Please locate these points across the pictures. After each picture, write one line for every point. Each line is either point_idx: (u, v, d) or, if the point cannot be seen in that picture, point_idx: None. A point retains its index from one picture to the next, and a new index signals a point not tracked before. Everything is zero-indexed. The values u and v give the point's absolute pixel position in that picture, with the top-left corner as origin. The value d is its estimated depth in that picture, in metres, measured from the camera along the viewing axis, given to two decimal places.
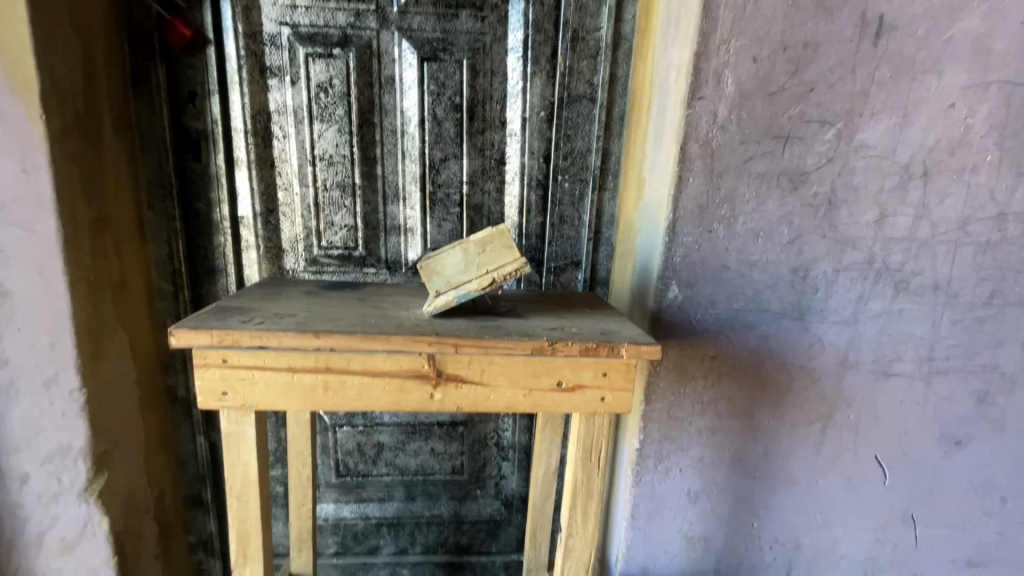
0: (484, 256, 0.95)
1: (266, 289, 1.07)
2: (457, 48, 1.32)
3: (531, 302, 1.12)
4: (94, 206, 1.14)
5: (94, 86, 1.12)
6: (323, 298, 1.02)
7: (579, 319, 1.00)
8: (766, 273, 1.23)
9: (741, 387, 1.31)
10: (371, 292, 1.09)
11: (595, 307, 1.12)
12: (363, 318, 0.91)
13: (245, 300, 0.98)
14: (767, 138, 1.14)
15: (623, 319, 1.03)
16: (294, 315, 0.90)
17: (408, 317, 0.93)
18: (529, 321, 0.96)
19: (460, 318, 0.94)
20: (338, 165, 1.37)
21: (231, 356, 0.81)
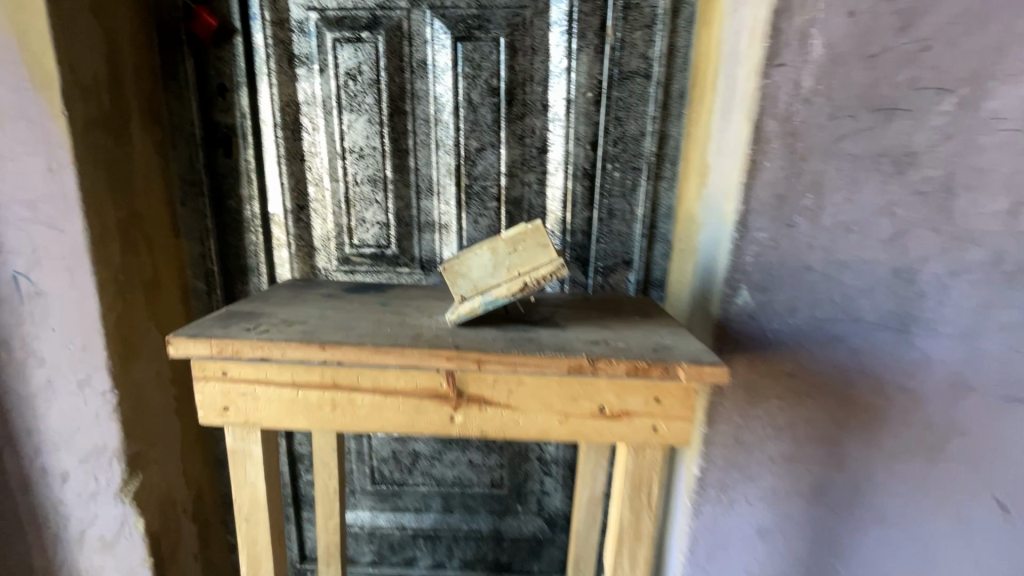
0: (516, 256, 0.82)
1: (285, 292, 0.99)
2: (494, 25, 1.20)
3: (573, 308, 0.98)
4: (123, 204, 1.12)
5: (120, 81, 1.09)
6: (341, 303, 0.93)
7: (628, 331, 0.85)
8: (859, 276, 1.02)
9: (825, 410, 1.11)
10: (394, 296, 0.99)
11: (648, 315, 0.96)
12: (379, 327, 0.80)
13: (259, 304, 0.91)
14: (864, 112, 0.94)
15: (681, 331, 0.87)
16: (304, 323, 0.81)
17: (429, 327, 0.82)
18: (568, 332, 0.83)
19: (488, 328, 0.82)
20: (369, 158, 1.29)
21: (232, 368, 0.73)
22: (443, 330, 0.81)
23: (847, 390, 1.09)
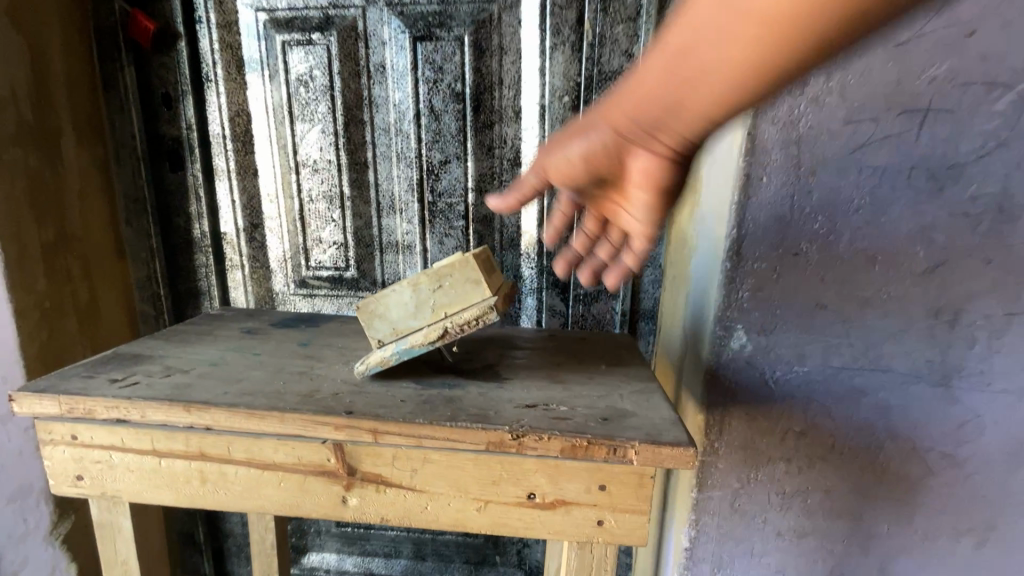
0: (439, 296, 0.67)
1: (197, 328, 0.87)
2: (457, 22, 1.06)
3: (526, 352, 0.83)
4: (50, 224, 1.03)
5: (47, 91, 1.01)
6: (251, 343, 0.80)
7: (580, 388, 0.69)
8: (887, 316, 0.83)
9: (844, 476, 0.91)
10: (319, 334, 0.86)
11: (615, 363, 0.79)
12: (273, 379, 0.67)
13: (154, 345, 0.78)
14: (890, 115, 0.75)
15: (649, 389, 0.70)
16: (187, 372, 0.68)
17: (334, 380, 0.68)
18: (502, 390, 0.67)
19: (404, 384, 0.67)
20: (324, 172, 1.16)
21: (83, 432, 0.61)
22: (349, 384, 0.67)
23: (871, 453, 0.90)
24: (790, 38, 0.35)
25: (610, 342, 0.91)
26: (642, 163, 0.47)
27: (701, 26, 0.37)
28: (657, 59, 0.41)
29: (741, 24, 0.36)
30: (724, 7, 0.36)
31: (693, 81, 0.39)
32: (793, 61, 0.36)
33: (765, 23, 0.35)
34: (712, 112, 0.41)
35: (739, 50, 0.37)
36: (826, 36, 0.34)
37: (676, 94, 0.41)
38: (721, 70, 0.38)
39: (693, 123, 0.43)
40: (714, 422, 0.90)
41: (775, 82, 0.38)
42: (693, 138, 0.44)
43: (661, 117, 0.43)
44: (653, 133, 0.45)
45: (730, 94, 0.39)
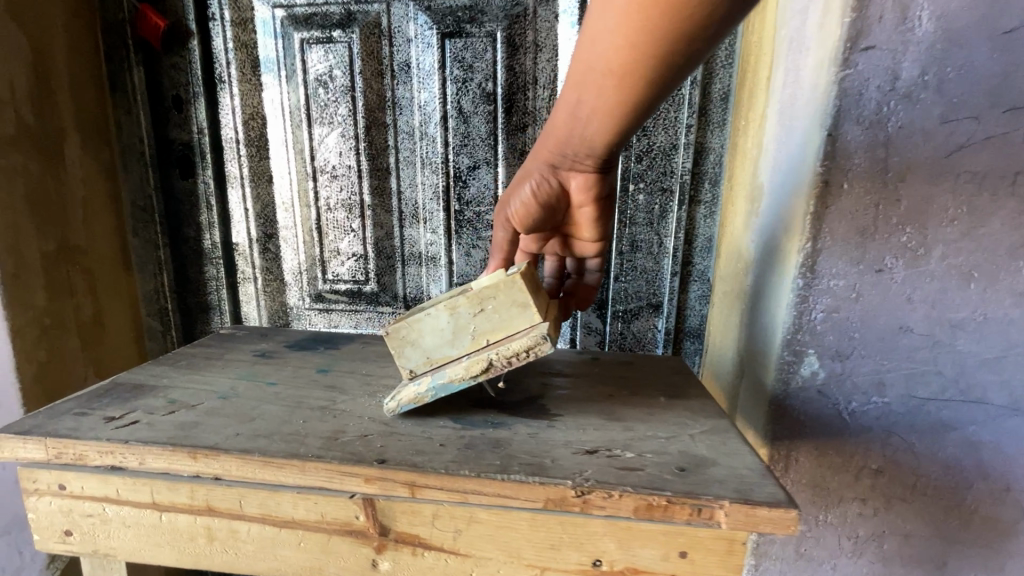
0: (481, 321, 0.58)
1: (206, 351, 0.80)
2: (489, 17, 0.97)
3: (570, 381, 0.74)
4: (50, 234, 0.96)
5: (51, 93, 0.95)
6: (265, 371, 0.73)
7: (642, 427, 0.60)
8: (982, 341, 0.73)
9: (927, 519, 0.80)
10: (338, 360, 0.77)
11: (673, 395, 0.70)
12: (290, 416, 0.59)
13: (159, 373, 0.71)
14: (995, 112, 0.66)
15: (721, 429, 0.60)
16: (193, 408, 0.61)
17: (361, 417, 0.60)
18: (553, 431, 0.58)
19: (440, 423, 0.59)
20: (343, 179, 1.08)
21: (72, 483, 0.56)
22: (378, 423, 0.58)
23: (959, 496, 0.79)
24: (665, 54, 0.51)
25: (661, 367, 0.81)
26: (579, 181, 0.72)
27: (597, 69, 0.54)
28: (564, 105, 0.61)
29: (629, 48, 0.51)
30: (608, 54, 0.52)
31: (595, 109, 0.59)
32: (672, 72, 0.53)
33: (651, 50, 0.51)
34: (625, 116, 0.59)
35: (635, 62, 0.52)
36: (687, 38, 0.50)
37: (588, 127, 0.62)
38: (632, 85, 0.54)
39: (610, 134, 0.62)
40: (779, 457, 0.80)
41: (665, 93, 0.56)
42: (614, 149, 0.66)
43: (579, 140, 0.64)
44: (576, 162, 0.69)
45: (642, 96, 0.56)
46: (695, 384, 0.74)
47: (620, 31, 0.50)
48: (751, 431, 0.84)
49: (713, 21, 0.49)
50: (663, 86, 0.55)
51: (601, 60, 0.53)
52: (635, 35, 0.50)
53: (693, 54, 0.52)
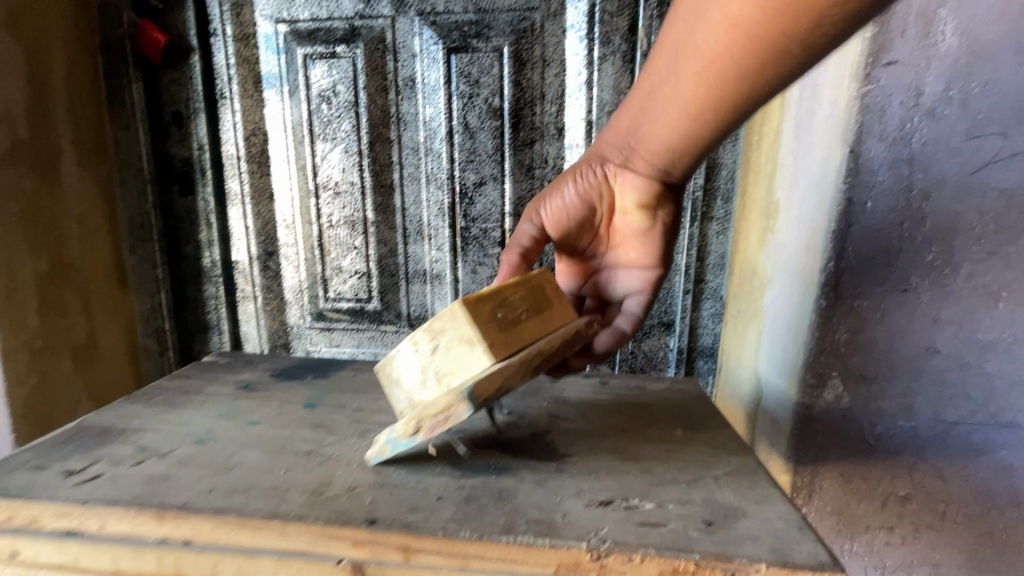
0: (437, 360, 0.55)
1: (185, 385, 0.77)
2: (495, 32, 0.96)
3: (579, 410, 0.71)
4: (44, 254, 0.93)
5: (48, 110, 0.93)
6: (247, 408, 0.70)
7: (660, 469, 0.57)
8: (1012, 364, 0.70)
9: (958, 548, 0.76)
10: (327, 393, 0.75)
11: (691, 425, 0.67)
12: (267, 465, 0.57)
13: (130, 414, 0.69)
14: (1020, 129, 0.64)
15: (748, 468, 0.57)
16: (165, 455, 0.59)
17: (349, 465, 0.57)
18: (563, 476, 0.55)
19: (438, 469, 0.56)
20: (346, 196, 1.06)
21: (24, 549, 0.50)
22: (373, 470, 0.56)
23: (991, 523, 0.75)
24: (743, 57, 0.53)
25: (672, 391, 0.77)
26: (628, 185, 0.72)
27: (677, 57, 0.57)
28: (640, 95, 0.65)
29: (708, 44, 0.54)
30: (691, 45, 0.55)
31: (667, 100, 0.61)
32: (748, 77, 0.54)
33: (731, 47, 0.53)
34: (693, 114, 0.60)
35: (713, 56, 0.54)
36: (769, 46, 0.51)
37: (656, 120, 0.64)
38: (705, 78, 0.56)
39: (674, 133, 0.63)
40: (802, 484, 0.77)
41: (737, 102, 0.57)
42: (676, 156, 0.67)
43: (644, 132, 0.66)
44: (634, 158, 0.70)
45: (713, 93, 0.57)
46: (712, 410, 0.71)
47: (706, 26, 0.53)
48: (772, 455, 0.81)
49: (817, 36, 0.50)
50: (736, 90, 0.56)
51: (685, 47, 0.56)
52: (717, 31, 0.52)
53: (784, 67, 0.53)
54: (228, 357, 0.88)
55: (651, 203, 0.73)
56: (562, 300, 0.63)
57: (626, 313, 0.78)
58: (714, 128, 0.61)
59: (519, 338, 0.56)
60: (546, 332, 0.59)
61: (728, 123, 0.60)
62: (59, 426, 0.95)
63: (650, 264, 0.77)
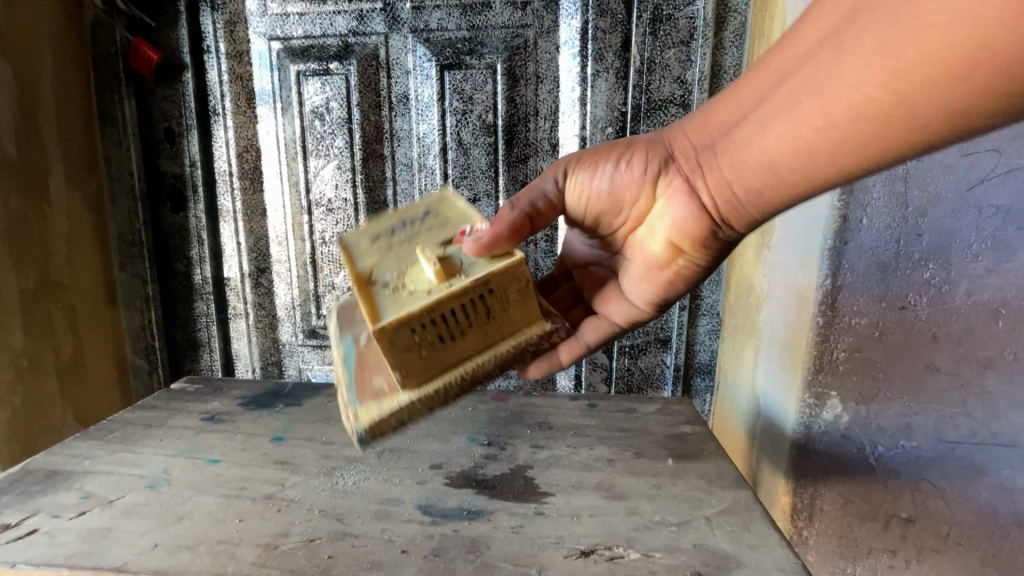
0: None
1: (148, 417, 0.76)
2: (489, 49, 0.96)
3: (568, 436, 0.69)
4: (31, 273, 0.92)
5: (36, 129, 0.92)
6: (210, 444, 0.69)
7: (647, 509, 0.56)
8: (1011, 383, 0.69)
9: (961, 570, 0.75)
10: (296, 423, 0.73)
11: (683, 451, 0.66)
12: (213, 515, 0.56)
13: (83, 454, 0.67)
14: (1016, 145, 0.63)
15: (743, 505, 0.56)
16: (111, 504, 0.58)
17: (310, 512, 0.56)
18: (540, 521, 0.54)
19: (407, 515, 0.55)
20: (339, 212, 1.05)
21: None
22: (335, 520, 0.54)
23: (995, 546, 0.74)
24: (900, 84, 0.35)
25: (664, 412, 0.75)
26: (673, 208, 0.55)
27: (820, 46, 0.40)
28: (752, 85, 0.47)
29: (867, 44, 0.36)
30: (847, 38, 0.37)
31: (777, 106, 0.44)
32: (890, 118, 0.37)
33: (892, 66, 0.35)
34: (798, 139, 0.43)
35: (862, 68, 0.37)
36: (948, 80, 0.33)
37: (750, 130, 0.47)
38: (836, 95, 0.39)
39: (766, 157, 0.46)
40: (802, 506, 0.76)
41: (862, 148, 0.40)
42: (758, 195, 0.49)
43: (732, 145, 0.49)
44: (704, 175, 0.52)
45: (836, 124, 0.40)
46: (705, 434, 0.69)
47: (876, 20, 0.35)
48: (771, 475, 0.80)
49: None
50: (868, 132, 0.38)
51: (836, 41, 0.38)
52: (887, 34, 0.35)
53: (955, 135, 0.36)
54: (196, 383, 0.86)
55: (688, 246, 0.57)
56: (528, 302, 0.54)
57: (583, 336, 0.66)
58: (816, 172, 0.44)
59: (439, 376, 0.52)
60: (484, 358, 0.53)
61: (837, 174, 0.43)
62: (44, 448, 0.93)
63: (631, 309, 0.64)
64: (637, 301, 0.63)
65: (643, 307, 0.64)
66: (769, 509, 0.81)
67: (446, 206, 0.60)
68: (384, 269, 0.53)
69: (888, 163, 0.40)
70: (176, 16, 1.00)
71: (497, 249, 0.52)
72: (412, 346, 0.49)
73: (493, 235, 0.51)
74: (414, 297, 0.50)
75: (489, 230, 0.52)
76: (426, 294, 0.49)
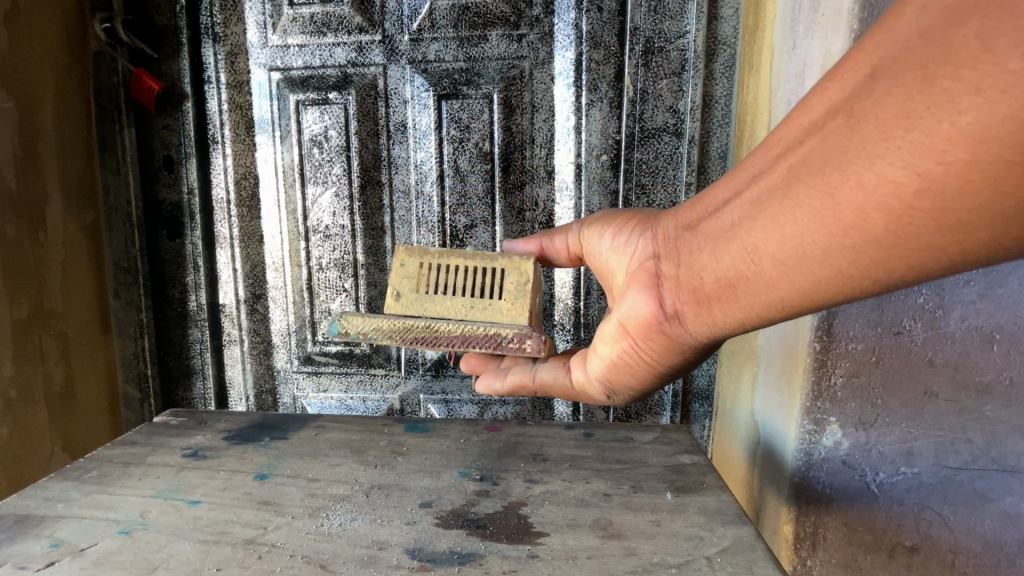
0: None
1: (128, 454, 0.74)
2: (485, 79, 0.98)
3: (563, 470, 0.68)
4: (22, 302, 0.91)
5: (36, 159, 0.93)
6: (192, 484, 0.67)
7: (646, 548, 0.54)
8: (1008, 410, 0.69)
9: None
10: (283, 458, 0.72)
11: (682, 485, 0.65)
12: (190, 563, 0.54)
13: (56, 496, 0.65)
14: None
15: (744, 544, 0.55)
16: (83, 552, 0.56)
17: (293, 558, 0.54)
18: (533, 564, 0.53)
19: (395, 561, 0.53)
20: (336, 239, 1.05)
21: None
22: (317, 567, 0.53)
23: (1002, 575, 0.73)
24: (927, 163, 0.34)
25: (661, 441, 0.74)
26: (637, 282, 0.56)
27: (827, 121, 0.39)
28: (747, 163, 0.47)
29: (886, 119, 0.35)
30: (861, 113, 0.37)
31: (775, 184, 0.43)
32: (910, 206, 0.35)
33: (915, 143, 0.34)
34: (798, 221, 0.41)
35: (879, 147, 0.36)
36: (986, 161, 0.32)
37: (748, 208, 0.45)
38: (844, 175, 0.38)
39: (757, 239, 0.45)
40: (805, 535, 0.74)
41: (868, 238, 0.38)
42: (734, 281, 0.47)
43: (721, 222, 0.48)
44: (686, 254, 0.52)
45: (842, 207, 0.38)
46: (704, 465, 0.68)
47: (895, 91, 0.35)
48: (773, 502, 0.78)
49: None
50: (877, 218, 0.37)
51: (847, 116, 0.37)
52: (913, 106, 0.34)
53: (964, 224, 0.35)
54: (180, 416, 0.85)
55: (641, 330, 0.56)
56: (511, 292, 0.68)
57: (537, 372, 0.69)
58: (807, 263, 0.42)
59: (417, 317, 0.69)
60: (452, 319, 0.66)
61: (832, 266, 0.41)
62: (30, 480, 0.92)
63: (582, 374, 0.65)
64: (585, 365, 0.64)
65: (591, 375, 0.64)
66: (771, 539, 0.79)
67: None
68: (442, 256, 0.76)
69: (892, 262, 0.38)
70: (178, 49, 1.02)
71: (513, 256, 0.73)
72: (416, 270, 0.71)
73: (516, 245, 0.73)
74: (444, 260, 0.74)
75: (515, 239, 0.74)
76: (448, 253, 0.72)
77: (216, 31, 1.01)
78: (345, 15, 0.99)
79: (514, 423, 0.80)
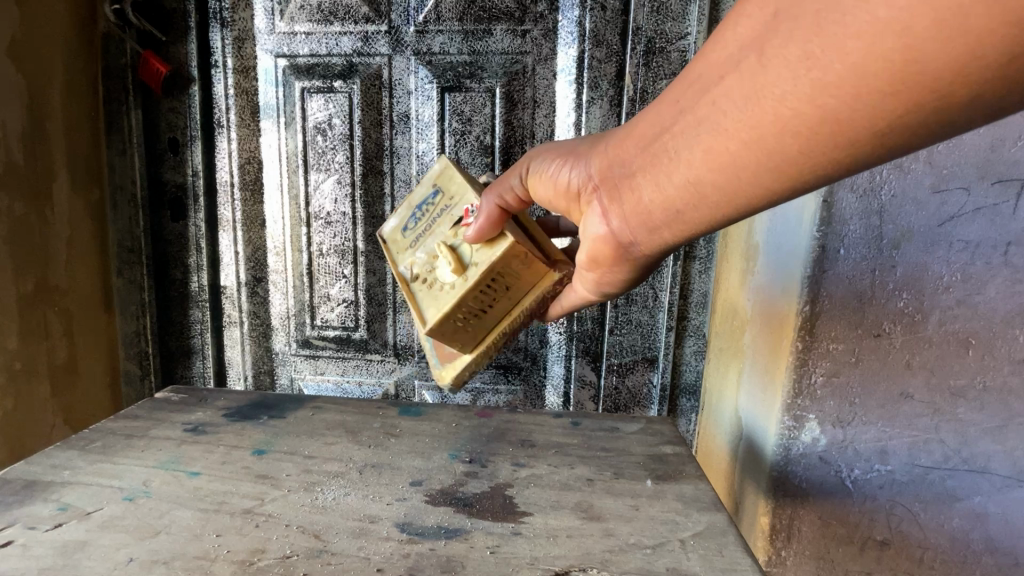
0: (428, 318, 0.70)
1: (131, 427, 0.76)
2: (488, 73, 0.99)
3: (550, 455, 0.71)
4: (28, 275, 0.93)
5: (44, 135, 0.95)
6: (192, 456, 0.69)
7: (624, 530, 0.57)
8: (979, 412, 0.72)
9: None
10: (280, 436, 0.74)
11: (663, 473, 0.67)
12: (188, 531, 0.56)
13: (62, 464, 0.67)
14: (983, 183, 0.66)
15: (717, 529, 0.58)
16: (87, 517, 0.58)
17: (287, 528, 0.57)
18: (516, 541, 0.55)
19: (385, 534, 0.56)
20: (338, 225, 1.07)
21: None
22: (309, 537, 0.55)
23: (967, 570, 0.76)
24: (823, 97, 0.34)
25: (645, 432, 0.77)
26: (594, 223, 0.56)
27: (740, 58, 0.38)
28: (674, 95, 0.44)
29: (791, 59, 0.35)
30: (769, 51, 0.36)
31: (702, 118, 0.42)
32: (813, 131, 0.36)
33: (815, 79, 0.34)
34: (725, 153, 0.41)
35: (786, 81, 0.35)
36: (871, 92, 0.32)
37: (684, 143, 0.44)
38: (761, 107, 0.38)
39: (695, 171, 0.44)
40: (781, 526, 0.77)
41: (784, 161, 0.39)
42: (678, 211, 0.48)
43: (657, 160, 0.47)
44: (628, 192, 0.51)
45: (762, 136, 0.39)
46: (685, 456, 0.71)
47: (795, 32, 0.34)
48: (753, 495, 0.81)
49: (923, 116, 0.32)
50: (791, 143, 0.37)
51: (759, 53, 0.37)
52: (812, 47, 0.33)
53: (871, 147, 0.35)
54: (181, 392, 0.87)
55: (609, 258, 0.57)
56: (531, 266, 0.64)
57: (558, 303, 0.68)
58: (736, 189, 0.43)
59: (491, 342, 0.67)
60: (510, 314, 0.66)
61: (761, 188, 0.42)
62: (32, 450, 0.94)
63: (581, 297, 0.65)
64: (582, 291, 0.64)
65: (589, 299, 0.65)
66: (749, 531, 0.82)
67: (452, 203, 0.71)
68: (425, 268, 0.70)
69: (810, 179, 0.40)
70: (186, 31, 1.02)
71: (491, 239, 0.63)
72: (452, 326, 0.65)
73: (482, 229, 0.62)
74: (446, 290, 0.65)
75: (482, 219, 0.62)
76: (453, 289, 0.64)
77: (225, 16, 1.02)
78: (353, 5, 1.00)
79: (504, 410, 0.83)
